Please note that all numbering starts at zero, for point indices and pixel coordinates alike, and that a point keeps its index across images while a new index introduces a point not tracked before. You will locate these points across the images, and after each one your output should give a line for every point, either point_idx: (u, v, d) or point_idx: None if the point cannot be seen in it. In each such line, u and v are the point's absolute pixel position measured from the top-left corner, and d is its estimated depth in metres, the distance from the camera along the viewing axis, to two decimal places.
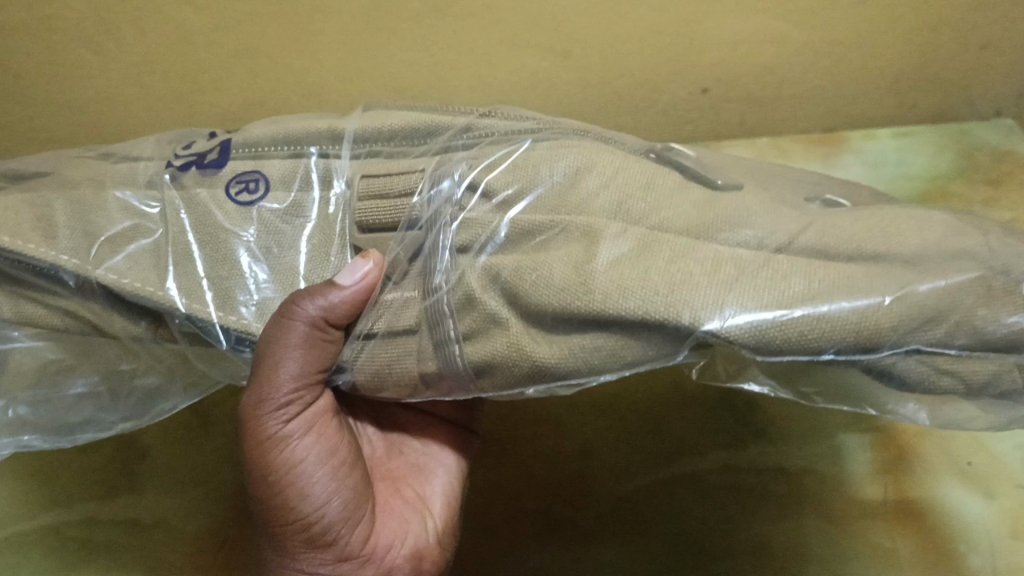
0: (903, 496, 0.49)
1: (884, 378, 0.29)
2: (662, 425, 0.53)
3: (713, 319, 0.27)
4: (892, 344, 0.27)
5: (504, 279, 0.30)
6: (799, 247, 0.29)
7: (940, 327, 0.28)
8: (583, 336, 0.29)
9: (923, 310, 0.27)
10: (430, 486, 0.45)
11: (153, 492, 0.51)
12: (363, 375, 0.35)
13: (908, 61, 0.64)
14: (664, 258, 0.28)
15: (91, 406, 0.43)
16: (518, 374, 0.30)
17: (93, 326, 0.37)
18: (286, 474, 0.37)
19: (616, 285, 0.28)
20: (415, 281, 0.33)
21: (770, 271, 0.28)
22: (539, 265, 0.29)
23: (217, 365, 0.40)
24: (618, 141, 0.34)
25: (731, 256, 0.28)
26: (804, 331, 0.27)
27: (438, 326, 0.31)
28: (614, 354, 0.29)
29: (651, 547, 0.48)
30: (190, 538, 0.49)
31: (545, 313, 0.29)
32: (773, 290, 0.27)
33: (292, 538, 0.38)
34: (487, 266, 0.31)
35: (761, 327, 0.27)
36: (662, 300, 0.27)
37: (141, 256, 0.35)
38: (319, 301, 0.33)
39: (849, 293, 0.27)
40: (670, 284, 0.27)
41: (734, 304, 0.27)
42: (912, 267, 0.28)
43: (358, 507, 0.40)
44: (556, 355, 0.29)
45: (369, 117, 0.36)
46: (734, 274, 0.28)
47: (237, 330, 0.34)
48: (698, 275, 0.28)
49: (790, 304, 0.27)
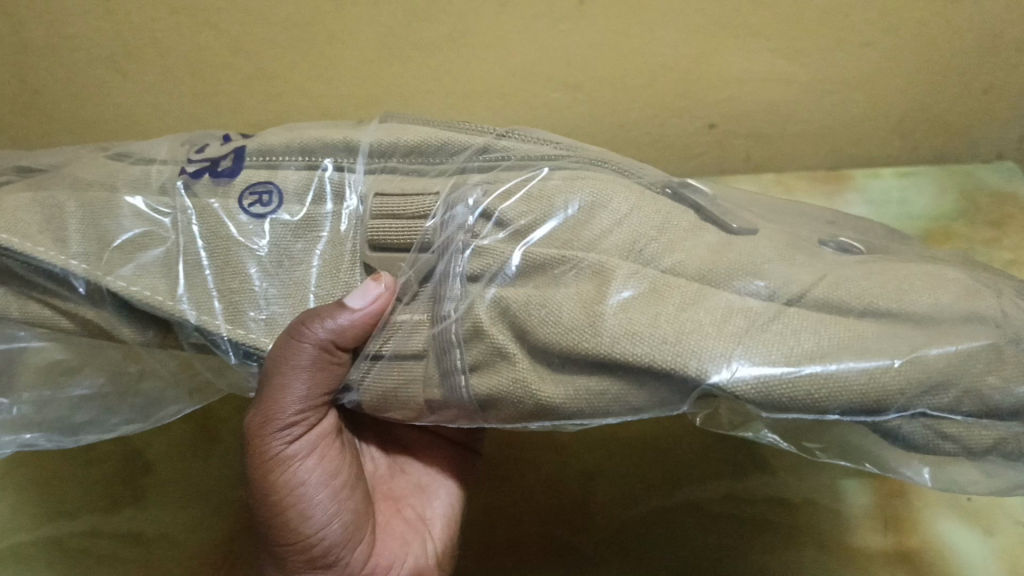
0: (901, 531, 0.49)
1: (891, 436, 0.30)
2: (665, 454, 0.53)
3: (721, 371, 0.27)
4: (899, 407, 0.28)
5: (513, 313, 0.30)
6: (812, 300, 0.29)
7: (949, 393, 0.28)
8: (588, 378, 0.29)
9: (932, 375, 0.27)
10: (430, 508, 0.45)
11: (156, 506, 0.52)
12: (369, 395, 0.35)
13: (912, 103, 0.66)
14: (674, 304, 0.29)
15: (94, 407, 0.43)
16: (523, 409, 0.31)
17: (101, 331, 0.36)
18: (288, 494, 0.37)
19: (624, 331, 0.28)
20: (425, 304, 0.33)
21: (779, 326, 0.28)
22: (548, 302, 0.30)
23: (223, 376, 0.40)
24: (636, 174, 0.35)
25: (741, 307, 0.29)
26: (810, 390, 0.27)
27: (445, 355, 0.32)
28: (618, 400, 0.29)
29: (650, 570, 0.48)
30: (192, 556, 0.49)
31: (553, 352, 0.29)
32: (783, 345, 0.27)
33: (292, 558, 0.38)
34: (496, 300, 0.31)
35: (767, 382, 0.27)
36: (670, 349, 0.27)
37: (151, 265, 0.35)
38: (328, 323, 0.33)
39: (860, 352, 0.27)
40: (678, 332, 0.28)
41: (741, 356, 0.27)
42: (924, 329, 0.28)
43: (359, 528, 0.40)
44: (561, 395, 0.30)
45: (385, 131, 0.36)
46: (743, 326, 0.28)
47: (247, 345, 0.34)
48: (707, 325, 0.28)
49: (799, 362, 0.27)
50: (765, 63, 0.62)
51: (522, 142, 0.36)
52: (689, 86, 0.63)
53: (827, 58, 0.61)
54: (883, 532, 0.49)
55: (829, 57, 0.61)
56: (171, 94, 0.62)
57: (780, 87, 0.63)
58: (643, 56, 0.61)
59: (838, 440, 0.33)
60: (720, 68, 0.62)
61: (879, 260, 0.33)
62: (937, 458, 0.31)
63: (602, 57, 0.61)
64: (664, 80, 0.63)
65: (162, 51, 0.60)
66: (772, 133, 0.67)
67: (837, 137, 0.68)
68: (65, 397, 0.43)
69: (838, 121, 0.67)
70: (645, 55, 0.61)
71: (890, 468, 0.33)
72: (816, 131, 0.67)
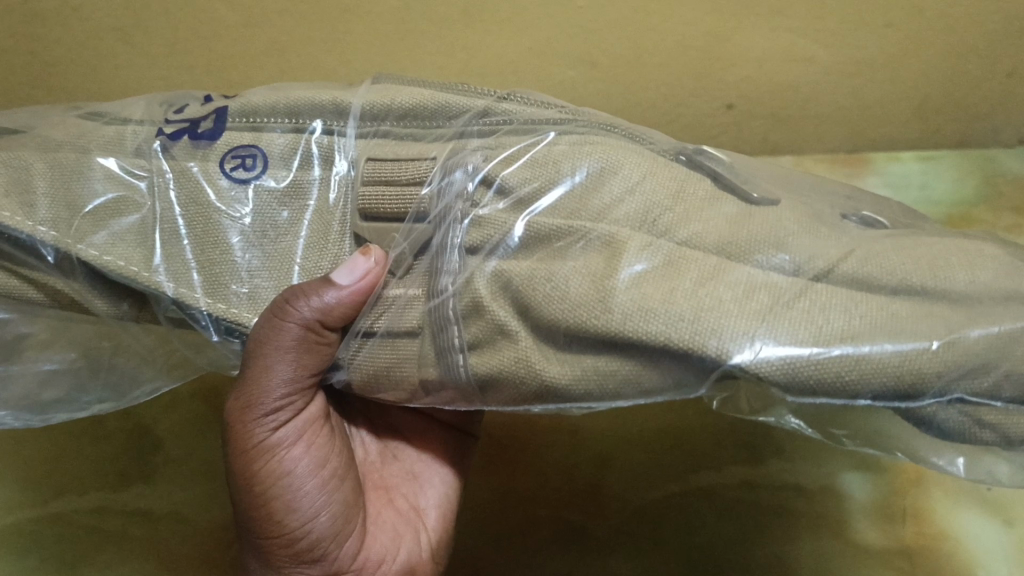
0: (920, 530, 0.46)
1: (925, 424, 0.28)
2: (679, 436, 0.50)
3: (743, 352, 0.25)
4: (935, 393, 0.26)
5: (515, 288, 0.28)
6: (841, 276, 0.26)
7: (988, 377, 0.26)
8: (596, 357, 0.27)
9: (971, 358, 0.25)
10: (424, 497, 0.43)
11: (165, 484, 0.50)
12: (359, 376, 0.33)
13: (934, 88, 0.62)
14: (691, 279, 0.26)
15: (68, 384, 0.41)
16: (526, 392, 0.28)
17: (72, 303, 0.34)
18: (273, 485, 0.35)
19: (636, 307, 0.26)
20: (420, 278, 0.31)
21: (806, 303, 0.26)
22: (554, 276, 0.27)
23: (202, 352, 0.38)
24: (647, 139, 0.32)
25: (764, 282, 0.26)
26: (841, 372, 0.25)
27: (441, 333, 0.29)
28: (630, 381, 0.27)
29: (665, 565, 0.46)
30: (200, 531, 0.49)
31: (558, 329, 0.27)
32: (810, 324, 0.25)
33: (277, 553, 0.36)
34: (497, 273, 0.29)
35: (794, 363, 0.25)
36: (687, 327, 0.25)
37: (125, 233, 0.32)
38: (314, 301, 0.31)
39: (895, 333, 0.25)
40: (696, 309, 0.25)
41: (765, 336, 0.25)
42: (963, 309, 0.26)
43: (348, 520, 0.38)
44: (567, 375, 0.27)
45: (378, 92, 0.34)
46: (767, 303, 0.26)
47: (227, 320, 0.32)
48: (728, 302, 0.25)
49: (828, 342, 0.25)
50: (786, 42, 0.59)
51: (524, 105, 0.33)
52: (708, 65, 0.60)
53: (850, 37, 0.59)
54: (893, 536, 0.46)
55: (852, 36, 0.59)
56: (168, 65, 0.60)
57: (800, 69, 0.61)
58: (660, 35, 0.58)
59: (866, 430, 0.31)
60: (741, 47, 0.59)
61: (908, 234, 0.30)
62: (971, 447, 0.29)
63: (618, 34, 0.58)
64: (681, 60, 0.60)
65: (160, 19, 0.58)
66: (791, 115, 0.64)
67: (858, 121, 0.65)
68: (35, 372, 0.41)
69: (861, 105, 0.64)
70: (662, 32, 0.58)
71: (921, 460, 0.30)
72: (836, 115, 0.64)
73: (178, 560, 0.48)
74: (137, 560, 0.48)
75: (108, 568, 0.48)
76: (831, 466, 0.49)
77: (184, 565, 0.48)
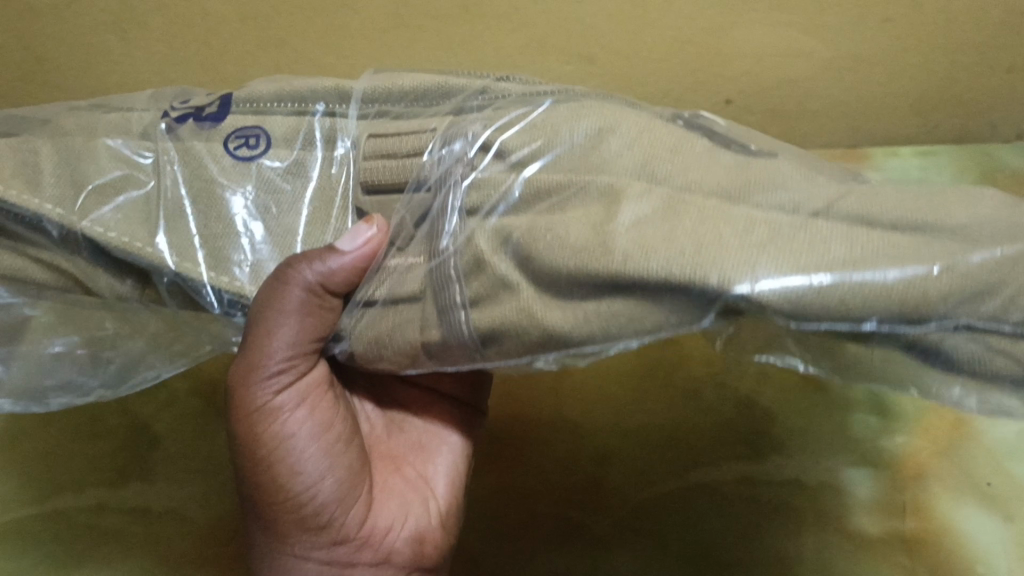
0: (920, 520, 0.47)
1: (931, 356, 0.27)
2: (679, 432, 0.51)
3: (746, 280, 0.24)
4: (939, 318, 0.25)
5: (514, 242, 0.28)
6: (839, 212, 0.27)
7: (993, 301, 0.25)
8: (599, 302, 0.26)
9: (975, 281, 0.25)
10: (431, 466, 0.43)
11: (164, 481, 0.51)
12: (361, 344, 0.33)
13: (931, 82, 0.63)
14: (690, 219, 0.26)
15: (70, 368, 0.41)
16: (528, 341, 0.28)
17: (78, 282, 0.35)
18: (276, 450, 0.36)
19: (636, 249, 0.25)
20: (419, 247, 0.31)
21: (808, 236, 0.25)
22: (554, 226, 0.27)
23: (206, 330, 0.38)
24: (644, 106, 0.33)
25: (765, 219, 0.26)
26: (844, 297, 0.24)
27: (443, 291, 0.30)
28: (633, 321, 0.26)
29: (668, 562, 0.46)
30: (198, 528, 0.49)
31: (559, 276, 0.27)
32: (811, 254, 0.24)
33: (282, 518, 0.36)
34: (497, 228, 0.29)
35: (798, 294, 0.24)
36: (688, 261, 0.24)
37: (130, 209, 0.33)
38: (317, 266, 0.31)
39: (897, 260, 0.24)
40: (697, 244, 0.25)
41: (765, 270, 0.24)
42: (965, 241, 0.26)
43: (353, 486, 0.38)
44: (570, 321, 0.27)
45: (380, 77, 0.34)
46: (767, 235, 0.25)
47: (231, 293, 0.33)
48: (728, 236, 0.25)
49: (830, 269, 0.24)
50: (782, 38, 0.59)
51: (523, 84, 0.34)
52: (705, 60, 0.61)
53: (846, 33, 0.59)
54: (895, 530, 0.47)
55: (848, 32, 0.59)
56: (170, 63, 0.60)
57: (797, 64, 0.61)
58: (657, 31, 0.59)
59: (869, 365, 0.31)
60: (738, 43, 0.60)
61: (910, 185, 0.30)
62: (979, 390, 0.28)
63: (615, 31, 0.59)
64: (679, 56, 0.60)
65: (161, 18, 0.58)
66: (789, 111, 0.65)
67: (856, 116, 0.65)
68: (42, 355, 0.41)
69: (858, 100, 0.64)
70: (659, 28, 0.59)
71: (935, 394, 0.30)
72: (834, 111, 0.65)
73: (176, 557, 0.48)
74: (135, 555, 0.48)
75: (106, 564, 0.48)
76: (831, 460, 0.49)
77: (182, 561, 0.48)
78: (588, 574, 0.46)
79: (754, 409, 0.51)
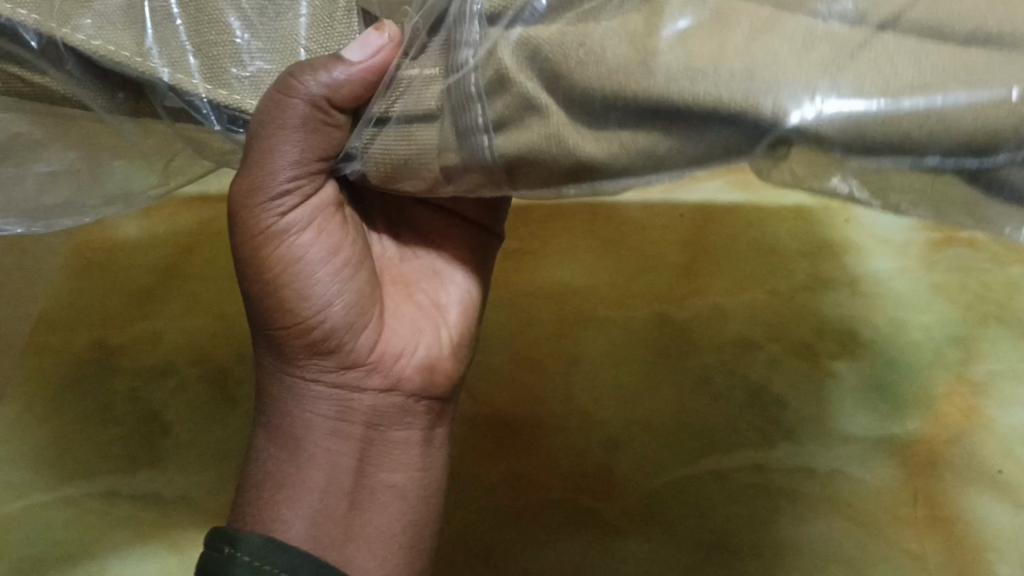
0: (931, 496, 0.49)
1: (996, 189, 0.23)
2: (694, 421, 0.51)
3: (801, 108, 0.22)
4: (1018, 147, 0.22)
5: (544, 58, 0.26)
6: (916, 17, 0.22)
7: None
8: (634, 130, 0.25)
9: None
10: (445, 293, 0.43)
11: (174, 466, 0.53)
12: (373, 162, 0.32)
13: None
14: (743, 30, 0.23)
15: (66, 187, 0.43)
16: (557, 168, 0.27)
17: (64, 98, 0.35)
18: (283, 269, 0.37)
19: (679, 70, 0.23)
20: (433, 59, 0.29)
21: (875, 50, 0.22)
22: (587, 39, 0.25)
23: (203, 142, 0.38)
24: None
25: (829, 30, 0.23)
26: (912, 124, 0.22)
27: (462, 112, 0.28)
28: (659, 152, 0.25)
29: (680, 552, 0.47)
30: (209, 513, 0.51)
31: (594, 100, 0.25)
32: (878, 71, 0.22)
33: (291, 342, 0.38)
34: (522, 41, 0.26)
35: (857, 120, 0.22)
36: (742, 85, 0.22)
37: (112, 15, 0.32)
38: (319, 75, 0.31)
39: (976, 75, 0.21)
40: (752, 61, 0.23)
41: (825, 91, 0.22)
42: None
43: (363, 310, 0.39)
44: (605, 149, 0.26)
45: None
46: (831, 51, 0.22)
47: (231, 106, 0.34)
48: (787, 49, 0.22)
49: (897, 92, 0.21)
50: None
51: None
52: None
53: None
54: (915, 534, 0.48)
55: None
56: None
57: None
58: None
59: None
60: None
61: None
62: None
63: None
64: None
65: None
66: None
67: None
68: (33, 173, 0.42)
69: None
70: None
71: None
72: None
73: (189, 542, 0.51)
74: (149, 538, 0.51)
75: (119, 547, 0.51)
76: (839, 439, 0.51)
77: (194, 543, 0.51)
78: (602, 558, 0.47)
79: (765, 397, 0.52)
